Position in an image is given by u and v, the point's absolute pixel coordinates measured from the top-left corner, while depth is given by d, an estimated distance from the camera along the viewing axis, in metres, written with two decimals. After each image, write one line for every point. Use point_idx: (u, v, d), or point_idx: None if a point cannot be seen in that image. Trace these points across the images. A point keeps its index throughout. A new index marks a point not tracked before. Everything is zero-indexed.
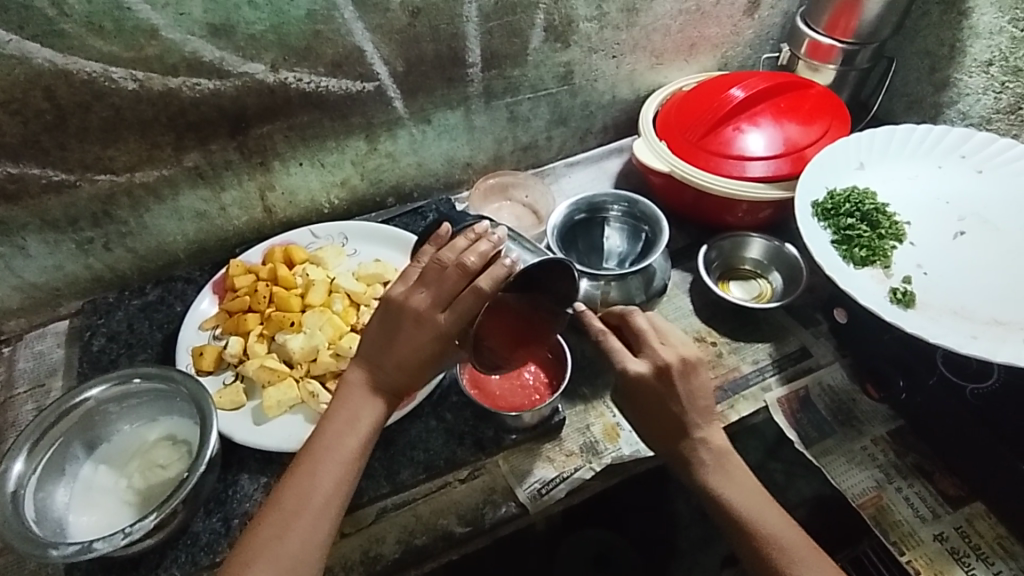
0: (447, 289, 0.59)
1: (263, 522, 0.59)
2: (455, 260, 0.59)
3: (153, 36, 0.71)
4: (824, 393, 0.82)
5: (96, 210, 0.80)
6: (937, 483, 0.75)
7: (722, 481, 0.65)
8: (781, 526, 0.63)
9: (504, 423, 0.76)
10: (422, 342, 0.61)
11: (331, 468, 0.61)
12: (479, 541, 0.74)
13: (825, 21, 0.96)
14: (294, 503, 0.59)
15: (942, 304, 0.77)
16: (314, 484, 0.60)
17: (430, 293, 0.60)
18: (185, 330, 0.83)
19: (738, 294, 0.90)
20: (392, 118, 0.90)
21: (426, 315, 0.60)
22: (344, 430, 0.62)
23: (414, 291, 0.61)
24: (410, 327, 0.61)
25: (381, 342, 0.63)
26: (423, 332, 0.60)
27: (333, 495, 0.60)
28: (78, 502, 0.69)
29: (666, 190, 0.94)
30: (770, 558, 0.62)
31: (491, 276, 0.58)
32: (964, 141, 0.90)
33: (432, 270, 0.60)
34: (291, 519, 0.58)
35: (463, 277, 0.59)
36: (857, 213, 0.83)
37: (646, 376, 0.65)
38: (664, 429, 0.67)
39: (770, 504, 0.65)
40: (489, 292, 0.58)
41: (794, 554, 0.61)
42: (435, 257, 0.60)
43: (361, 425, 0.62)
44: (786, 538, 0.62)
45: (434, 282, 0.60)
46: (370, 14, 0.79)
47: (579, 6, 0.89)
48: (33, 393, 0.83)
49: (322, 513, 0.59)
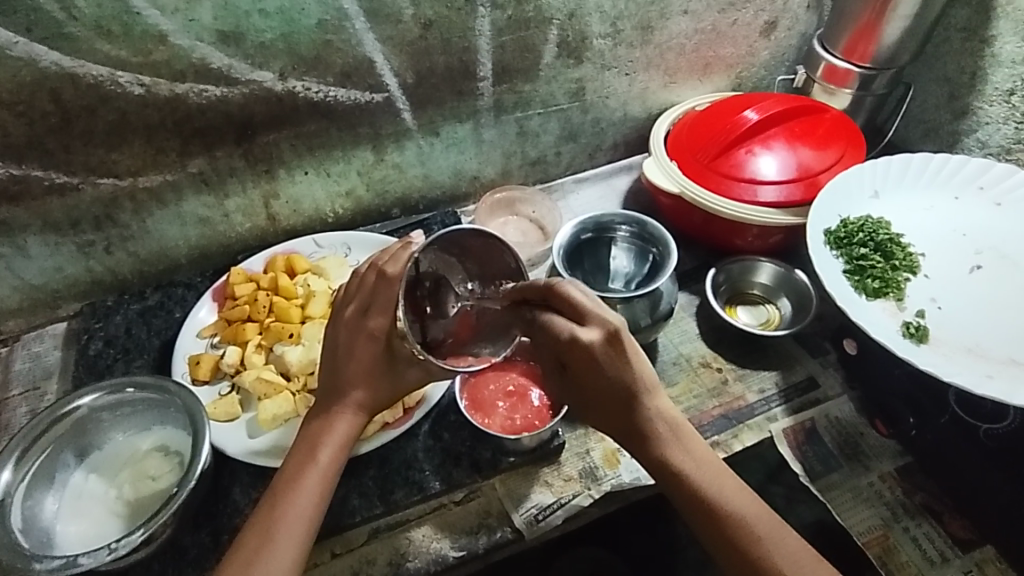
0: (368, 291, 0.62)
1: (228, 563, 0.57)
2: (373, 262, 0.63)
3: (162, 41, 0.70)
4: (831, 425, 0.80)
5: (98, 213, 0.79)
6: (947, 524, 0.73)
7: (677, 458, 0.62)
8: (745, 506, 0.60)
9: (502, 446, 0.74)
10: (363, 349, 0.62)
11: (294, 499, 0.59)
12: (472, 566, 0.72)
13: (842, 45, 0.95)
14: (256, 539, 0.57)
15: (956, 340, 0.75)
16: (276, 517, 0.58)
17: (358, 299, 0.63)
18: (183, 337, 0.81)
19: (746, 319, 0.89)
20: (400, 130, 0.88)
21: (357, 317, 0.63)
22: (304, 459, 0.62)
23: (344, 302, 0.64)
24: (346, 335, 0.63)
25: (328, 364, 0.64)
26: (361, 336, 0.62)
27: (300, 522, 0.58)
28: (67, 511, 0.68)
29: (675, 211, 0.93)
30: (741, 543, 0.59)
31: (396, 260, 0.60)
32: (983, 172, 0.88)
33: (354, 282, 0.64)
34: (253, 557, 0.56)
35: (375, 272, 0.61)
36: (871, 242, 0.82)
37: (597, 343, 0.56)
38: (614, 407, 0.61)
39: (731, 480, 0.62)
40: (394, 274, 0.60)
41: (765, 532, 0.59)
42: (357, 272, 0.64)
43: (321, 453, 0.62)
44: (754, 515, 0.60)
45: (359, 288, 0.63)
46: (382, 25, 0.78)
47: (594, 23, 0.88)
48: (28, 396, 0.81)
49: (286, 544, 0.57)
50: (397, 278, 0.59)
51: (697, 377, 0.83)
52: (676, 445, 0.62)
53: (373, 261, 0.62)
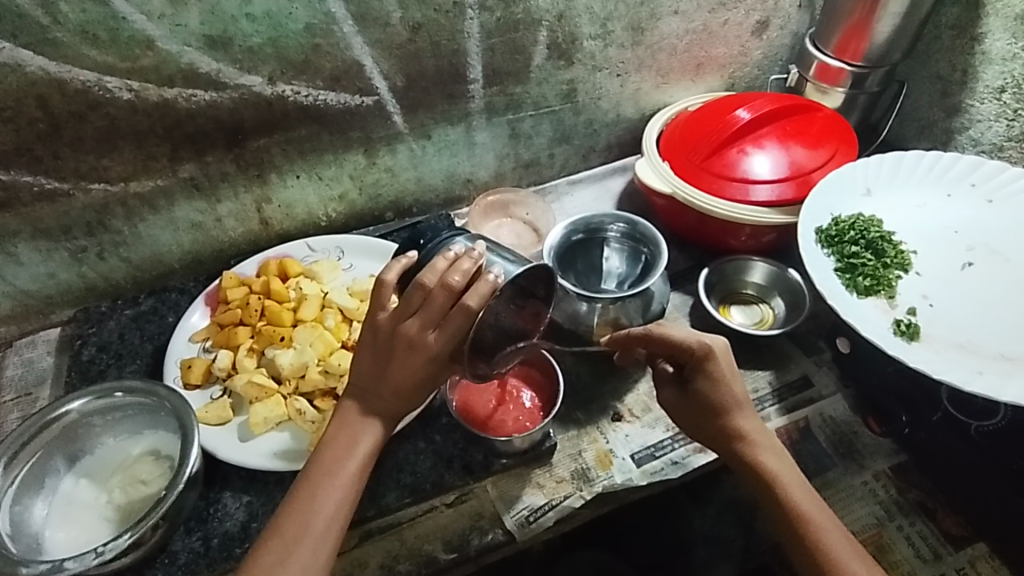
0: (436, 312, 0.59)
1: (262, 551, 0.58)
2: (440, 281, 0.58)
3: (149, 47, 0.70)
4: (825, 424, 0.80)
5: (90, 219, 0.80)
6: (941, 522, 0.73)
7: (773, 460, 0.65)
8: (829, 527, 0.62)
9: (494, 448, 0.74)
10: (417, 366, 0.61)
11: (330, 492, 0.60)
12: (464, 569, 0.72)
13: (833, 43, 0.95)
14: (295, 529, 0.58)
15: (946, 337, 0.75)
16: (315, 509, 0.59)
17: (420, 318, 0.59)
18: (175, 342, 0.82)
19: (740, 319, 0.88)
20: (391, 133, 0.89)
21: (419, 339, 0.60)
22: (343, 453, 0.62)
23: (402, 316, 0.60)
24: (403, 353, 0.60)
25: (375, 373, 0.63)
26: (416, 357, 0.60)
27: (334, 519, 0.59)
28: (57, 516, 0.68)
29: (668, 212, 0.93)
30: (816, 553, 0.61)
31: (476, 292, 0.57)
32: (974, 168, 0.88)
33: (417, 295, 0.59)
34: (291, 547, 0.57)
35: (449, 296, 0.58)
36: (862, 240, 0.81)
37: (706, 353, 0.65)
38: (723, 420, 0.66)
39: (816, 500, 0.64)
40: (477, 309, 0.57)
41: (838, 550, 0.60)
42: (417, 281, 0.59)
43: (359, 448, 0.62)
44: (833, 535, 0.61)
45: (422, 304, 0.59)
46: (369, 29, 0.78)
47: (583, 24, 0.89)
48: (20, 401, 0.81)
49: (322, 537, 0.58)
50: (479, 312, 0.57)
51: None
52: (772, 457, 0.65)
53: (446, 282, 0.58)
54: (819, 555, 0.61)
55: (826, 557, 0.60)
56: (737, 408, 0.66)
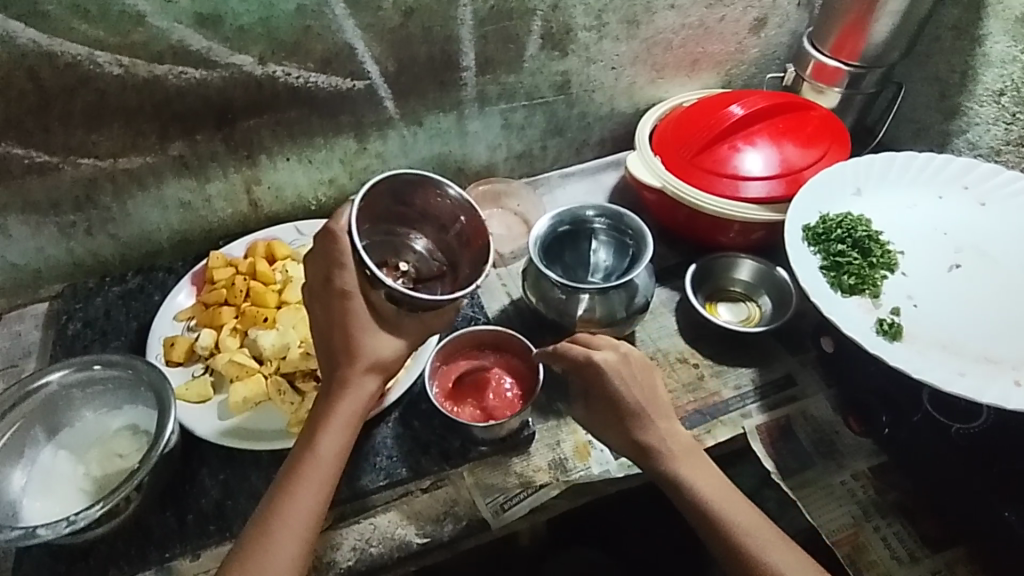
0: (322, 257, 0.61)
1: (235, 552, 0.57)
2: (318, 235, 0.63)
3: (140, 23, 0.71)
4: (807, 424, 0.80)
5: (78, 194, 0.80)
6: (919, 524, 0.72)
7: (688, 468, 0.65)
8: (754, 527, 0.62)
9: (471, 435, 0.74)
10: (338, 311, 0.61)
11: (295, 489, 0.59)
12: (438, 554, 0.72)
13: (830, 43, 0.94)
14: (260, 530, 0.57)
15: (929, 337, 0.74)
16: (279, 509, 0.58)
17: (320, 269, 0.62)
18: (160, 320, 0.82)
19: (726, 317, 0.88)
20: (382, 119, 0.89)
21: (326, 283, 0.61)
22: (308, 447, 0.61)
23: (311, 277, 0.63)
24: (325, 306, 0.62)
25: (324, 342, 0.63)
26: (334, 300, 0.61)
27: (303, 517, 0.58)
28: (34, 486, 0.68)
29: (659, 207, 0.92)
30: (742, 555, 0.61)
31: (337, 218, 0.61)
32: (968, 170, 0.87)
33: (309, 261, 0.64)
34: (259, 546, 0.57)
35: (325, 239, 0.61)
36: (849, 239, 0.81)
37: (611, 361, 0.67)
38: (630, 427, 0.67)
39: (745, 505, 0.64)
40: (340, 228, 0.60)
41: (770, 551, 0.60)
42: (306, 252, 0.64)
43: (324, 439, 0.61)
44: (760, 536, 0.61)
45: (315, 260, 0.63)
46: (361, 12, 0.78)
47: (577, 15, 0.88)
48: (6, 374, 0.82)
49: (289, 535, 0.57)
50: (343, 229, 0.60)
51: (674, 372, 0.83)
52: (684, 459, 0.66)
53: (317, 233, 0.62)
54: (744, 556, 0.61)
55: (753, 561, 0.60)
56: (645, 414, 0.67)
